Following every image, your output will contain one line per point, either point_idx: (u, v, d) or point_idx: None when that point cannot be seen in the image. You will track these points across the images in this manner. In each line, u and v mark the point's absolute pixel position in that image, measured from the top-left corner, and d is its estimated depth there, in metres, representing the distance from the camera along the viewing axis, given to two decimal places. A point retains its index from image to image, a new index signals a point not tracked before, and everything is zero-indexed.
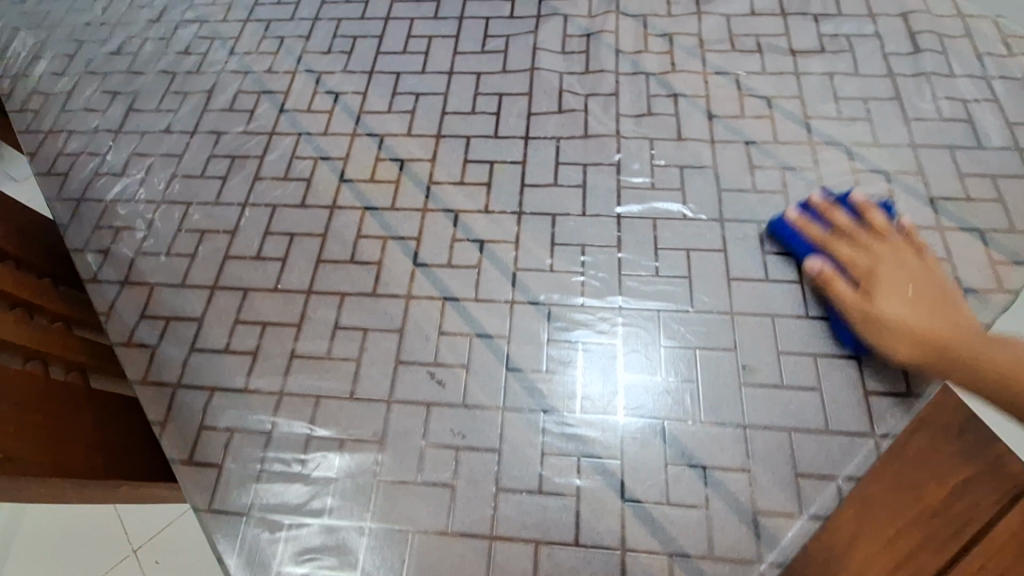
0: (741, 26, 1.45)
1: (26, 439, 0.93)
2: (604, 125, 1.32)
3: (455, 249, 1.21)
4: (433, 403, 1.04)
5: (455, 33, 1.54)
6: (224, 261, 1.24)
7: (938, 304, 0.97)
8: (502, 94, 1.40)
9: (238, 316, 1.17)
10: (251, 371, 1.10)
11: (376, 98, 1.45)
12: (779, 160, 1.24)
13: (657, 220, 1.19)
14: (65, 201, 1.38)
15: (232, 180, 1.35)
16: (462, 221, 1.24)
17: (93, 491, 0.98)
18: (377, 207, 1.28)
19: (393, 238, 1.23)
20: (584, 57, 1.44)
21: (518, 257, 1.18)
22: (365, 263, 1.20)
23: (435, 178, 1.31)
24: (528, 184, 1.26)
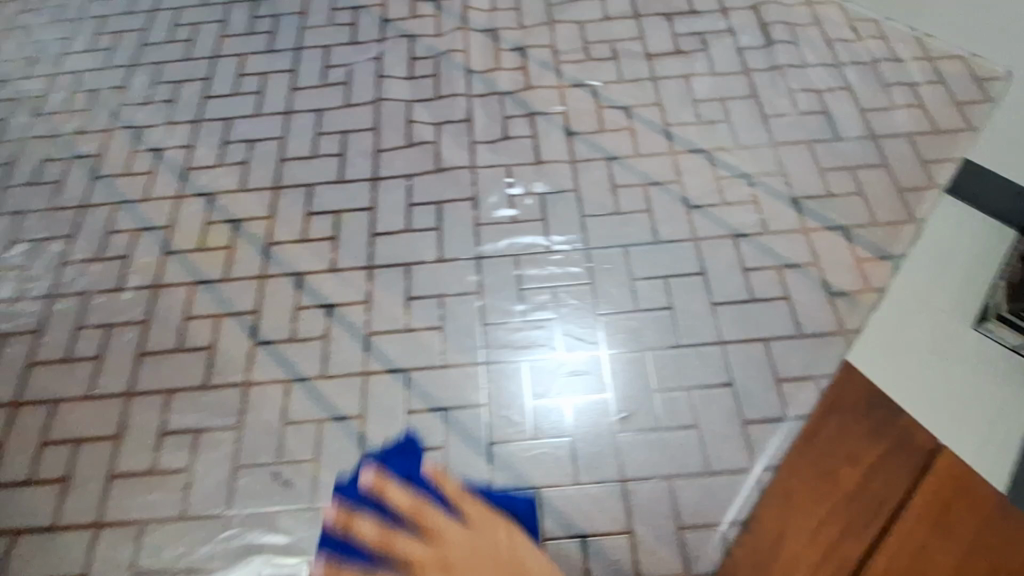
0: (596, 32, 1.37)
1: None
2: (458, 155, 1.21)
3: (299, 318, 1.06)
4: (280, 509, 0.91)
5: (291, 66, 1.38)
6: (27, 368, 1.06)
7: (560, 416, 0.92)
8: (345, 132, 1.26)
9: (45, 436, 0.99)
10: (62, 501, 0.94)
11: (204, 151, 1.28)
12: (643, 174, 1.17)
13: (519, 257, 1.09)
14: None
15: (37, 269, 1.16)
16: (306, 283, 1.10)
17: None
18: (209, 279, 1.12)
19: (227, 314, 1.08)
20: (434, 81, 1.32)
21: (371, 319, 1.06)
22: (195, 349, 1.05)
23: (274, 237, 1.16)
24: (378, 233, 1.14)
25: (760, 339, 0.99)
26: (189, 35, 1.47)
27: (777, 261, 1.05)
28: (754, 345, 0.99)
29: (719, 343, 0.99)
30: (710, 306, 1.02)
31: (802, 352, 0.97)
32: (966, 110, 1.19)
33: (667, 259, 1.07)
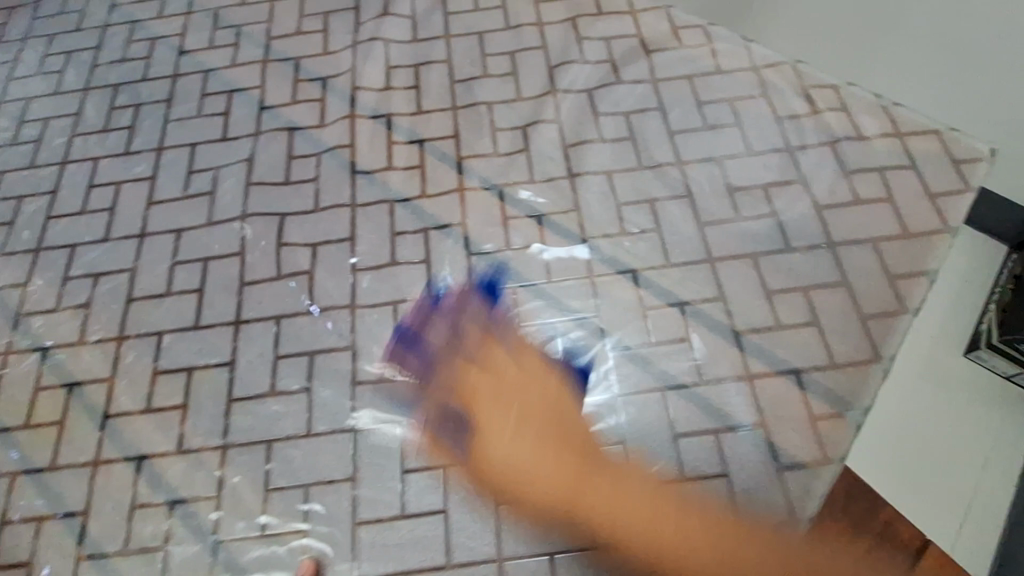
0: (505, 116, 1.16)
1: None
2: (337, 287, 1.02)
3: (138, 519, 0.88)
4: None
5: (150, 171, 1.18)
6: None
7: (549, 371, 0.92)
8: (205, 259, 1.06)
9: None
10: None
11: (41, 289, 1.08)
12: (556, 305, 0.97)
13: (402, 425, 0.90)
14: None
15: None
16: (148, 468, 0.91)
17: None
18: (33, 466, 0.93)
19: (53, 513, 0.90)
20: (313, 187, 1.12)
21: (221, 518, 0.87)
22: (12, 565, 0.87)
23: (113, 404, 0.96)
24: (236, 396, 0.94)
25: (693, 536, 0.81)
26: (36, 133, 1.26)
27: (715, 423, 0.86)
28: (685, 544, 0.81)
29: (642, 543, 0.81)
30: (632, 489, 0.84)
31: (744, 553, 0.80)
32: (940, 204, 1.00)
33: (581, 423, 0.88)
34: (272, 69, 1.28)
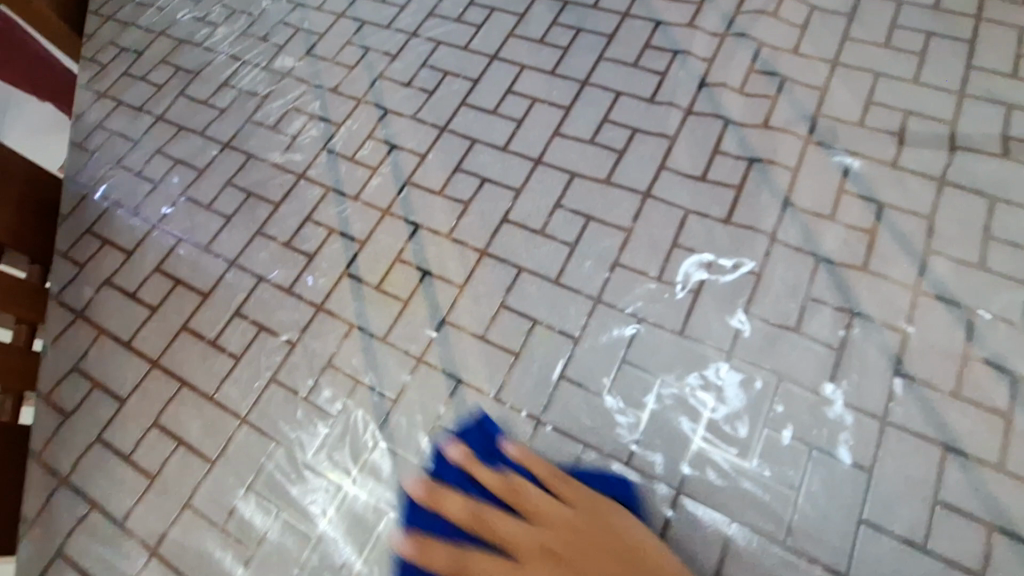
0: (1010, 224, 0.88)
1: None
2: (718, 324, 0.87)
3: (434, 439, 0.86)
4: None
5: (567, 101, 1.11)
6: (179, 331, 1.00)
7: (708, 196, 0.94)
8: (588, 217, 0.98)
9: (159, 416, 0.93)
10: (138, 500, 0.88)
11: (432, 168, 1.10)
12: (990, 506, 0.72)
13: (735, 524, 0.76)
14: (75, 191, 1.23)
15: (234, 226, 1.10)
16: (462, 397, 0.88)
17: None
18: (369, 329, 0.96)
19: (368, 383, 0.91)
20: (729, 197, 0.96)
21: (509, 491, 0.81)
22: (320, 408, 0.90)
23: (454, 314, 0.95)
24: (567, 376, 0.87)
25: None
26: (479, 16, 1.27)
27: None
28: None
29: None
30: None
31: None
32: None
33: None
34: (730, 44, 1.12)
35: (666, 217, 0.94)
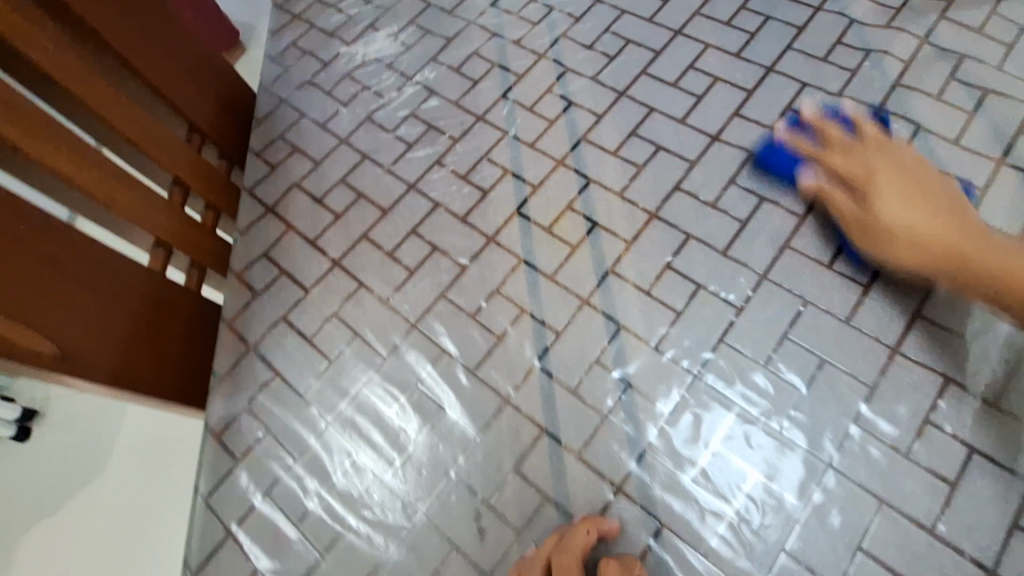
0: None
1: (70, 321, 0.89)
2: (891, 319, 0.88)
3: (592, 374, 0.92)
4: (462, 550, 0.83)
5: (749, 85, 1.14)
6: (360, 238, 1.10)
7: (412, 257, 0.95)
8: (762, 198, 1.01)
9: (340, 308, 1.04)
10: (317, 376, 0.98)
11: (608, 128, 1.15)
12: None
13: (885, 505, 0.78)
14: (267, 100, 1.34)
15: (415, 153, 1.19)
16: (621, 341, 0.93)
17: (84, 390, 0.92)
18: (537, 266, 1.02)
19: (533, 314, 0.98)
20: None
21: (662, 434, 0.87)
22: (487, 328, 0.98)
23: (619, 266, 1.00)
24: (728, 341, 0.91)
25: None
26: None
27: None
28: None
29: None
30: None
31: None
32: None
33: None
34: (927, 53, 1.11)
35: None
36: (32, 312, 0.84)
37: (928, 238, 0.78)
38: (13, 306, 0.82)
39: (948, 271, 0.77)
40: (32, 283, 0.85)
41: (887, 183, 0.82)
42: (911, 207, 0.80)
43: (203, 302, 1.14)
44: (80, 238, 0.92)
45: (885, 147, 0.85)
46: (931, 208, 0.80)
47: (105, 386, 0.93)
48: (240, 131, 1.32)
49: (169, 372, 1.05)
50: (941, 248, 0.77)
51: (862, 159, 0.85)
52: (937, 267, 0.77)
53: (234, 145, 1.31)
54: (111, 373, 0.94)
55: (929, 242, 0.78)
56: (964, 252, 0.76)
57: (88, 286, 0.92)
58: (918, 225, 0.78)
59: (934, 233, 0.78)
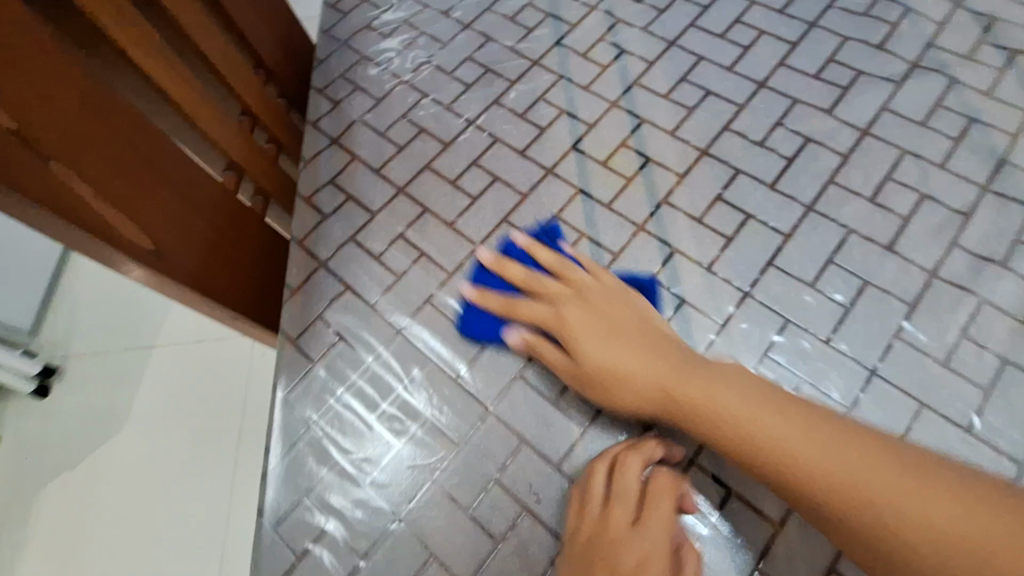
0: None
1: (166, 220, 0.94)
2: (929, 247, 0.95)
3: (648, 290, 0.98)
4: (530, 442, 0.89)
5: (795, 38, 1.19)
6: (422, 168, 1.16)
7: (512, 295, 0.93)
8: (807, 139, 1.08)
9: (405, 230, 1.09)
10: (386, 289, 1.04)
11: (659, 74, 1.20)
12: None
13: (925, 407, 0.85)
14: (325, 42, 1.39)
15: (472, 93, 1.24)
16: (673, 263, 1.00)
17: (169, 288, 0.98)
18: (593, 196, 1.08)
19: (591, 238, 1.04)
20: (947, 145, 1.04)
21: (715, 344, 0.92)
22: (547, 249, 1.04)
23: (672, 197, 1.06)
24: (776, 264, 0.97)
25: None
26: None
27: None
28: None
29: None
30: None
31: None
32: None
33: None
34: (964, 13, 1.17)
35: (742, 399, 0.76)
36: (138, 205, 0.89)
37: (937, 497, 0.65)
38: (122, 196, 0.86)
39: (823, 513, 0.70)
40: (139, 179, 0.89)
41: (685, 385, 0.79)
42: (604, 342, 0.86)
43: (263, 224, 1.19)
44: (174, 145, 0.97)
45: (613, 289, 0.92)
46: (707, 422, 0.77)
47: (182, 284, 0.98)
48: (298, 70, 1.37)
49: (234, 283, 1.10)
50: (840, 498, 0.68)
51: (671, 376, 0.81)
52: (836, 506, 0.68)
53: (292, 83, 1.36)
54: (192, 278, 1.00)
55: (820, 485, 0.69)
56: (772, 461, 0.72)
57: (179, 191, 0.98)
58: (820, 481, 0.69)
59: (806, 462, 0.70)
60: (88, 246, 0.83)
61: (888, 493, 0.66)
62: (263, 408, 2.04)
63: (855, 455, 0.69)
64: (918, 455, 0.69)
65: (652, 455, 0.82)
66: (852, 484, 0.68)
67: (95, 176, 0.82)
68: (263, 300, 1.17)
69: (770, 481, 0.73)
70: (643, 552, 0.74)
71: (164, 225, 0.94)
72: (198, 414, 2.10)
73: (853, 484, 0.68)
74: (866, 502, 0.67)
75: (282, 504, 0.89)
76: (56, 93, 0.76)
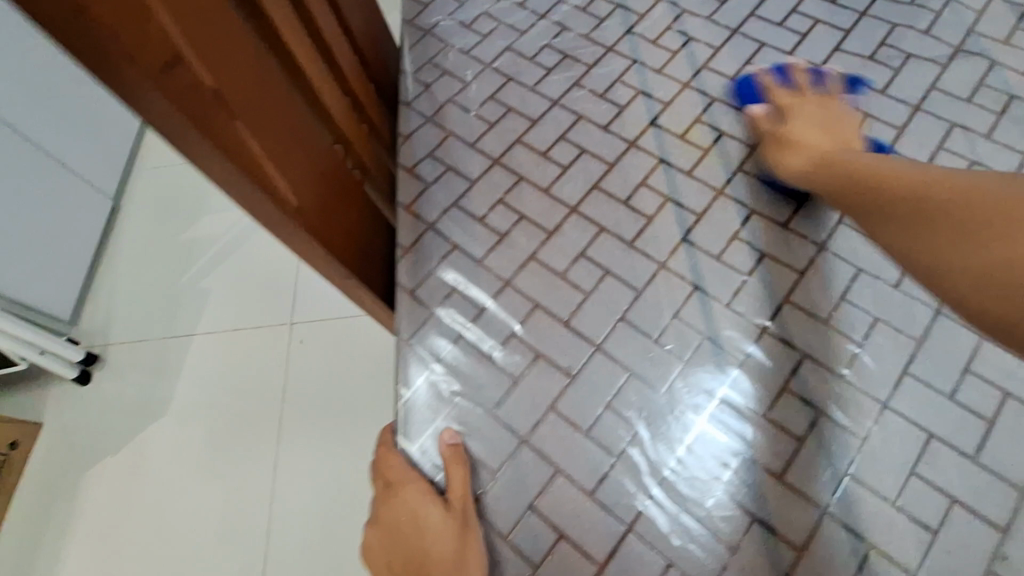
0: None
1: (296, 175, 1.03)
2: None
3: (732, 245, 1.09)
4: (636, 375, 1.00)
5: (848, 26, 1.32)
6: (514, 143, 1.26)
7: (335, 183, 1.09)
8: (865, 114, 1.20)
9: (504, 196, 1.20)
10: (491, 248, 1.15)
11: (726, 58, 1.32)
12: None
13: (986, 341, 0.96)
14: (408, 30, 1.50)
15: (554, 75, 1.35)
16: (754, 223, 1.11)
17: (295, 240, 1.06)
18: (674, 165, 1.20)
19: (675, 202, 1.16)
20: (990, 119, 1.17)
21: (797, 290, 1.03)
22: (637, 212, 1.16)
23: (749, 165, 1.17)
24: (847, 221, 1.08)
25: None
26: None
27: None
28: None
29: None
30: None
31: None
32: None
33: None
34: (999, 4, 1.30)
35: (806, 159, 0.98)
36: (279, 158, 0.97)
37: (1007, 225, 0.62)
38: (269, 148, 0.94)
39: (924, 249, 0.72)
40: (279, 134, 0.97)
41: (808, 121, 1.04)
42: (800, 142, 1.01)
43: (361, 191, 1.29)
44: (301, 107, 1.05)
45: (828, 99, 1.09)
46: (829, 132, 1.02)
47: (307, 237, 1.07)
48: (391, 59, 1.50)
49: (342, 242, 1.19)
50: (904, 197, 0.76)
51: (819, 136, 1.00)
52: (920, 208, 0.74)
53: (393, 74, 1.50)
54: (314, 235, 1.09)
55: (943, 186, 0.72)
56: (969, 192, 0.68)
57: (304, 150, 1.06)
58: (1013, 225, 0.62)
59: (935, 176, 0.74)
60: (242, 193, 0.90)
61: (930, 238, 0.70)
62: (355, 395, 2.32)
63: (918, 225, 0.73)
64: (997, 199, 0.65)
65: (444, 459, 0.96)
66: (939, 235, 0.70)
67: (253, 126, 0.89)
68: (360, 261, 1.27)
69: (863, 186, 0.84)
70: (385, 507, 0.94)
71: (294, 181, 1.02)
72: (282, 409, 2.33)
73: (916, 190, 0.75)
74: (956, 202, 0.69)
75: (419, 428, 1.01)
76: (226, 47, 0.83)
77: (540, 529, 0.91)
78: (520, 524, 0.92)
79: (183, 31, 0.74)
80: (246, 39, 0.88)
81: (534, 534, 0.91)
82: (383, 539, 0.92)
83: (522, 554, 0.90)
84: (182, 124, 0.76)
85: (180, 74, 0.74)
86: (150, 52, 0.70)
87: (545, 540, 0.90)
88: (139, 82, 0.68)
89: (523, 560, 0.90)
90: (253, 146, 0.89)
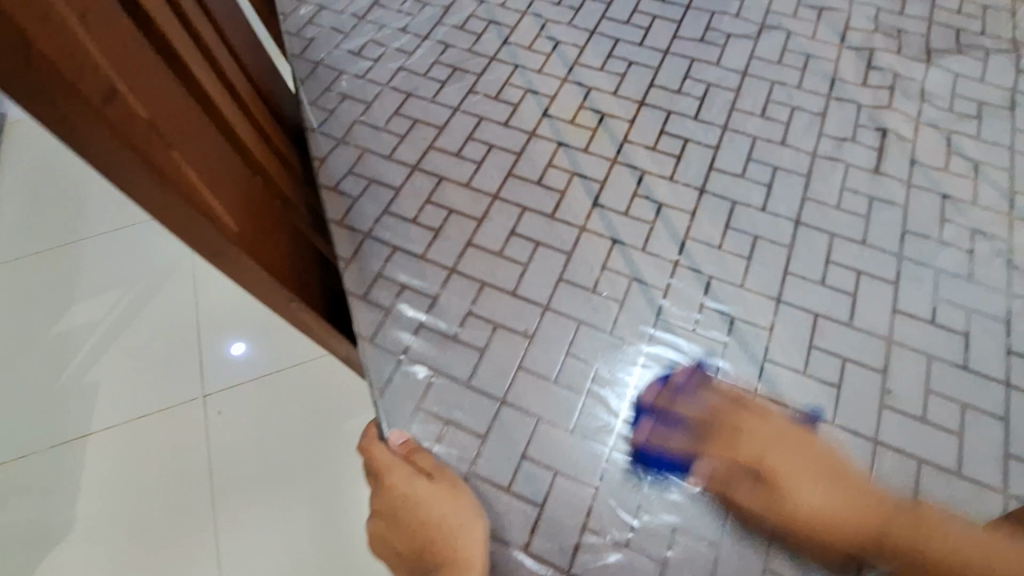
0: (963, 88, 1.44)
1: (228, 200, 1.04)
2: (805, 139, 1.37)
3: (635, 202, 1.28)
4: (585, 322, 1.13)
5: (679, 18, 1.60)
6: (427, 149, 1.37)
7: (253, 240, 1.11)
8: (709, 84, 1.47)
9: (430, 197, 1.29)
10: (429, 244, 1.22)
11: (591, 54, 1.54)
12: (970, 222, 1.24)
13: (835, 236, 1.22)
14: (299, 64, 1.55)
15: (449, 87, 1.48)
16: (646, 181, 1.31)
17: (239, 266, 1.07)
18: (572, 146, 1.37)
19: (580, 175, 1.33)
20: (797, 74, 1.48)
21: (692, 227, 1.24)
22: (550, 189, 1.31)
23: (630, 136, 1.39)
24: (716, 168, 1.32)
25: None
26: None
27: None
28: None
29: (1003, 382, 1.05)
30: (1004, 352, 1.09)
31: None
32: None
33: (973, 294, 1.15)
34: None
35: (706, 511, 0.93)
36: (211, 184, 0.99)
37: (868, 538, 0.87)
38: (201, 174, 0.96)
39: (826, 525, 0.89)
40: (207, 162, 0.99)
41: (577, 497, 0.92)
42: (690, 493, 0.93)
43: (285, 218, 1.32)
44: (219, 137, 1.07)
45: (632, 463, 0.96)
46: (779, 447, 0.94)
47: (251, 260, 1.08)
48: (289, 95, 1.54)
49: (280, 265, 1.21)
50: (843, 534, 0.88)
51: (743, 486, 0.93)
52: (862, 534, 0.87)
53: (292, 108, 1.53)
54: (258, 260, 1.11)
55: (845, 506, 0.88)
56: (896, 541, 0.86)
57: (231, 179, 1.08)
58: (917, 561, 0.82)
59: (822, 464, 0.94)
60: (186, 220, 0.91)
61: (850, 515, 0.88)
62: (305, 445, 2.05)
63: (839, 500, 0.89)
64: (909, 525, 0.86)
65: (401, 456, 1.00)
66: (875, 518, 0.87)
67: (185, 154, 0.91)
68: (298, 283, 1.29)
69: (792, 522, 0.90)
70: (380, 500, 0.97)
71: (229, 207, 1.04)
72: (214, 481, 2.01)
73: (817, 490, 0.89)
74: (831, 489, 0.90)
75: (400, 419, 1.04)
76: (147, 81, 0.86)
77: (536, 473, 0.98)
78: (518, 475, 0.98)
79: (112, 68, 0.77)
80: (161, 73, 0.90)
81: (532, 479, 0.98)
82: (390, 526, 0.95)
83: (525, 500, 0.96)
84: (126, 154, 0.77)
85: (119, 105, 0.76)
86: (89, 85, 0.71)
87: (543, 481, 0.98)
88: (90, 121, 0.71)
89: (528, 505, 0.96)
90: (188, 172, 0.91)
